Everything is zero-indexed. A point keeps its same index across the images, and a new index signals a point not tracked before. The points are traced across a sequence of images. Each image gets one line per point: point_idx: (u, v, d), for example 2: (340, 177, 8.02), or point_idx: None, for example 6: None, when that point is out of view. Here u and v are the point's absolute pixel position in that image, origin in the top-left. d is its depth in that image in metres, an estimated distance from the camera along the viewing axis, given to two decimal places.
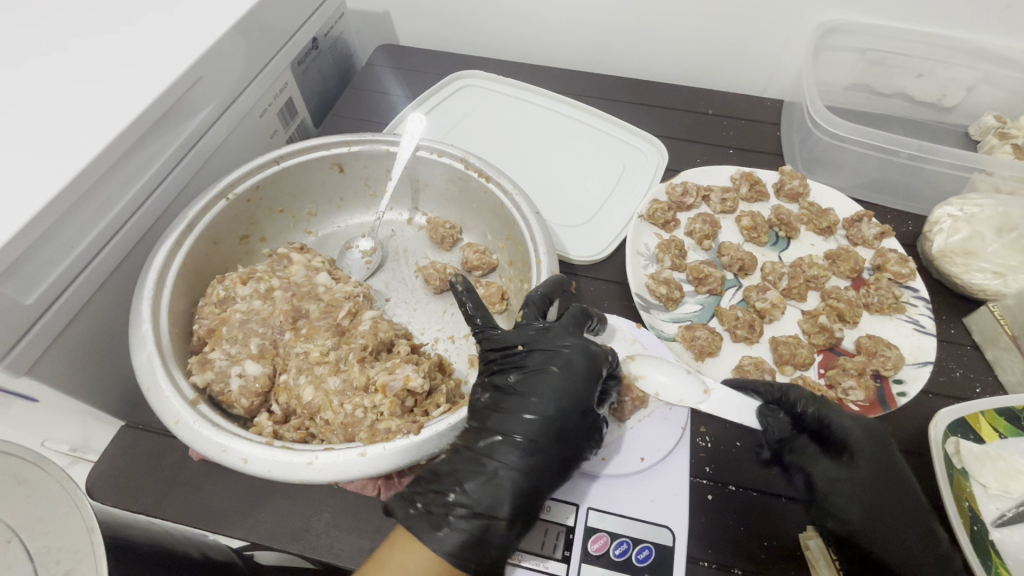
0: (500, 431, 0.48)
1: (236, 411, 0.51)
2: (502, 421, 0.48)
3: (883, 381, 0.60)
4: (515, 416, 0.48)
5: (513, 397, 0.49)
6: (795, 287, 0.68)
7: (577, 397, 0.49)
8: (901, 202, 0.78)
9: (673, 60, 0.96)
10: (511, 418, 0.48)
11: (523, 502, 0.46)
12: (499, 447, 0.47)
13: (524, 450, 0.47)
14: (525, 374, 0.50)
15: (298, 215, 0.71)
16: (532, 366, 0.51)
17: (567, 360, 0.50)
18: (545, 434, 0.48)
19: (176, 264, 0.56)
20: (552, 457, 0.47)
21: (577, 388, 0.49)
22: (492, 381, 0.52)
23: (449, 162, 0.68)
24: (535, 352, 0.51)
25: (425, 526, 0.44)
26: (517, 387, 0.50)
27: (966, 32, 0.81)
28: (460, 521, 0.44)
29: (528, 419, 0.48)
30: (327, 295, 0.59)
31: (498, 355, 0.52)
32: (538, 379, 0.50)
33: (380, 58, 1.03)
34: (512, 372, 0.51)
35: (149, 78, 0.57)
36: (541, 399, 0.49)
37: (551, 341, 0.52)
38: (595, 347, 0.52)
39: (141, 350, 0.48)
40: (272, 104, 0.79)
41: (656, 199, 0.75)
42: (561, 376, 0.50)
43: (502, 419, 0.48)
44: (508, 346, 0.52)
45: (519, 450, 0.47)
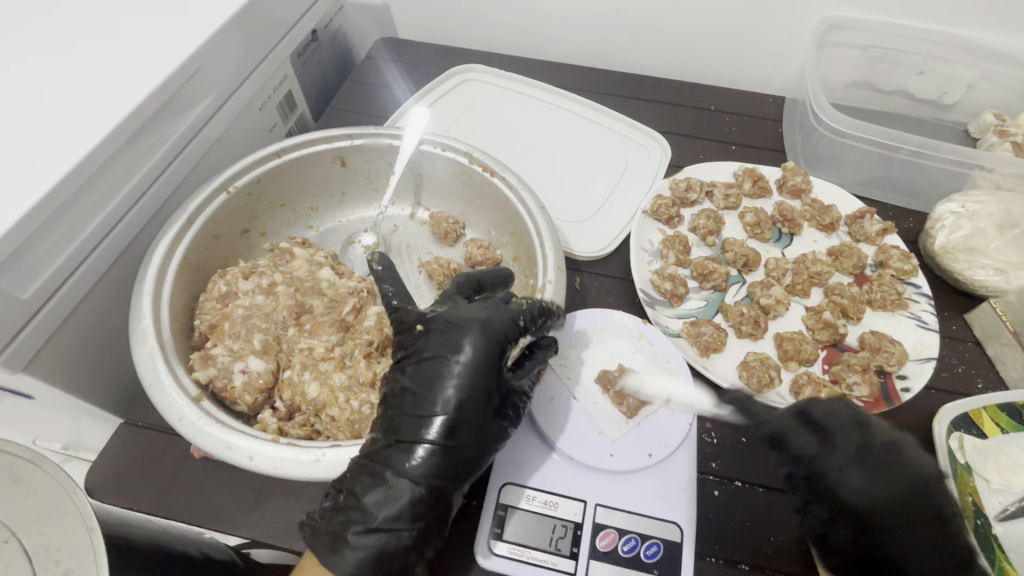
0: (400, 435, 0.44)
1: (239, 408, 0.50)
2: (404, 423, 0.44)
3: (887, 376, 0.61)
4: (410, 412, 0.44)
5: (411, 395, 0.45)
6: (798, 283, 0.68)
7: (477, 380, 0.44)
8: (903, 199, 0.78)
9: (675, 56, 0.95)
10: (407, 415, 0.44)
11: (424, 507, 0.43)
12: (396, 452, 0.43)
13: (422, 453, 0.43)
14: (420, 364, 0.46)
15: (299, 209, 0.70)
16: (428, 353, 0.46)
17: (462, 341, 0.45)
18: (444, 429, 0.43)
19: (176, 258, 0.55)
20: (452, 452, 0.43)
21: (475, 370, 0.45)
22: (394, 373, 0.47)
23: (452, 156, 0.67)
24: (430, 337, 0.47)
25: (326, 547, 0.42)
26: (414, 380, 0.46)
27: (966, 30, 0.81)
28: (358, 540, 0.42)
29: (428, 419, 0.43)
30: (331, 290, 0.58)
31: (404, 343, 0.49)
32: (435, 367, 0.45)
33: (380, 51, 1.02)
34: (410, 364, 0.47)
35: (146, 69, 0.56)
36: (436, 390, 0.44)
37: (448, 321, 0.47)
38: (493, 319, 0.47)
39: (142, 345, 0.47)
40: (271, 97, 0.77)
41: (659, 195, 0.75)
42: (460, 360, 0.45)
43: (402, 420, 0.44)
44: (410, 334, 0.49)
45: (416, 454, 0.43)
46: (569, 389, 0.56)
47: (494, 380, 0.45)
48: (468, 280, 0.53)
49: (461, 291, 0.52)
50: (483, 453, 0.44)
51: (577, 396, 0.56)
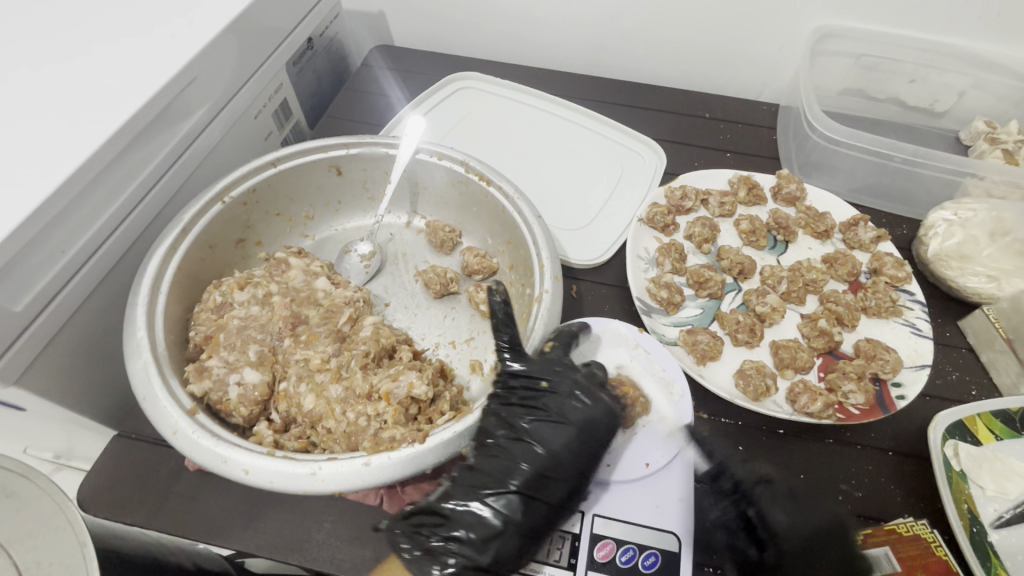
0: (514, 488, 0.48)
1: (234, 420, 0.50)
2: (516, 477, 0.48)
3: (882, 384, 0.61)
4: (528, 466, 0.48)
5: (529, 448, 0.49)
6: (794, 290, 0.68)
7: (591, 450, 0.50)
8: (896, 206, 0.78)
9: (670, 64, 0.96)
10: (523, 468, 0.48)
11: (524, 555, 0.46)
12: (508, 504, 0.47)
13: (521, 503, 0.47)
14: (545, 421, 0.50)
15: (295, 218, 0.70)
16: (553, 412, 0.51)
17: (587, 409, 0.51)
18: (543, 484, 0.48)
19: (170, 269, 0.54)
20: (548, 508, 0.48)
21: (592, 440, 0.50)
22: (506, 421, 0.51)
23: (448, 165, 0.67)
24: (552, 396, 0.52)
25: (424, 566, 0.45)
26: (532, 432, 0.50)
27: (957, 38, 0.82)
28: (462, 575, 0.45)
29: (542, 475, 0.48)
30: (327, 300, 0.58)
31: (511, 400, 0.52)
32: (555, 427, 0.50)
33: (376, 59, 1.02)
34: (528, 417, 0.51)
35: (141, 79, 0.55)
36: (554, 450, 0.49)
37: (572, 387, 0.52)
38: (614, 399, 0.53)
39: (136, 358, 0.47)
40: (267, 106, 0.77)
41: (655, 203, 0.75)
42: (578, 425, 0.50)
43: (517, 472, 0.48)
44: (531, 387, 0.52)
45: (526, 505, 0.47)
46: None
47: (603, 449, 0.50)
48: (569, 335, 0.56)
49: (563, 343, 0.55)
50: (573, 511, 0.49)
51: None
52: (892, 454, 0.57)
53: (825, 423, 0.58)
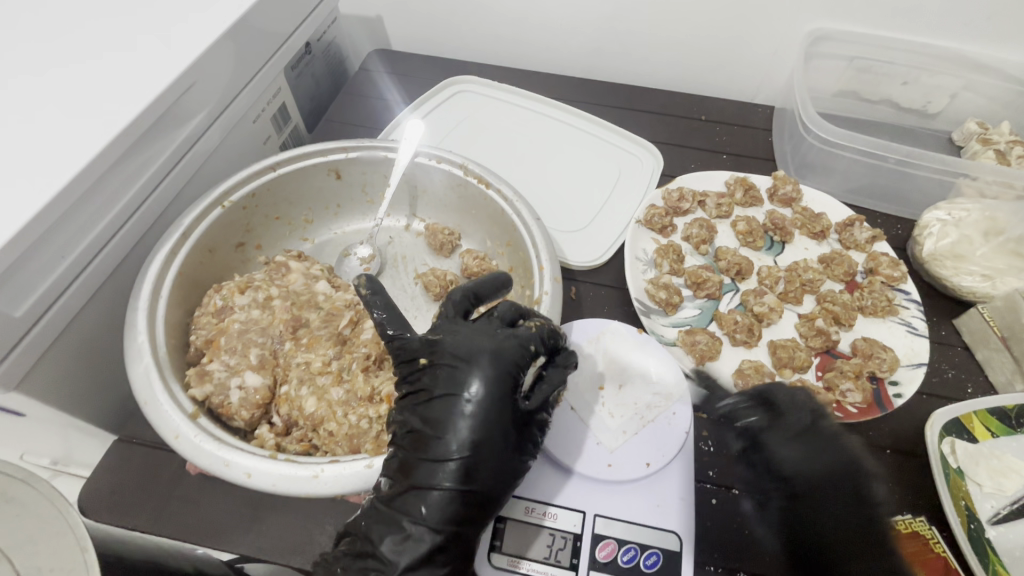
0: (414, 479, 0.42)
1: (235, 424, 0.50)
2: (416, 466, 0.43)
3: (879, 382, 0.61)
4: (429, 457, 0.43)
5: (420, 433, 0.44)
6: (790, 291, 0.69)
7: (489, 417, 0.43)
8: (890, 206, 0.79)
9: (666, 66, 0.97)
10: (427, 461, 0.43)
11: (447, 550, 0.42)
12: (413, 498, 0.42)
13: (439, 499, 0.42)
14: (430, 404, 0.44)
15: (294, 222, 0.70)
16: (435, 390, 0.45)
17: (470, 377, 0.44)
18: (463, 474, 0.42)
19: (171, 273, 0.54)
20: (473, 495, 0.42)
21: (489, 408, 0.43)
22: (403, 412, 0.46)
23: (447, 168, 0.67)
24: (441, 373, 0.45)
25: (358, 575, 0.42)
26: (426, 419, 0.44)
27: (948, 41, 0.83)
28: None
29: (443, 463, 0.42)
30: (327, 303, 0.58)
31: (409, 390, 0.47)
32: (443, 406, 0.44)
33: (373, 63, 1.02)
34: (420, 402, 0.45)
35: (140, 84, 0.56)
36: (447, 429, 0.43)
37: (463, 356, 0.45)
38: (505, 349, 0.46)
39: (138, 362, 0.47)
40: (265, 110, 0.78)
41: (652, 204, 0.75)
42: (471, 401, 0.43)
43: (415, 462, 0.43)
44: (411, 369, 0.47)
45: (430, 499, 0.42)
46: (565, 399, 0.56)
47: (506, 415, 0.44)
48: (466, 295, 0.51)
49: (452, 306, 0.50)
50: (502, 491, 0.43)
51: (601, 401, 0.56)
52: (890, 453, 0.57)
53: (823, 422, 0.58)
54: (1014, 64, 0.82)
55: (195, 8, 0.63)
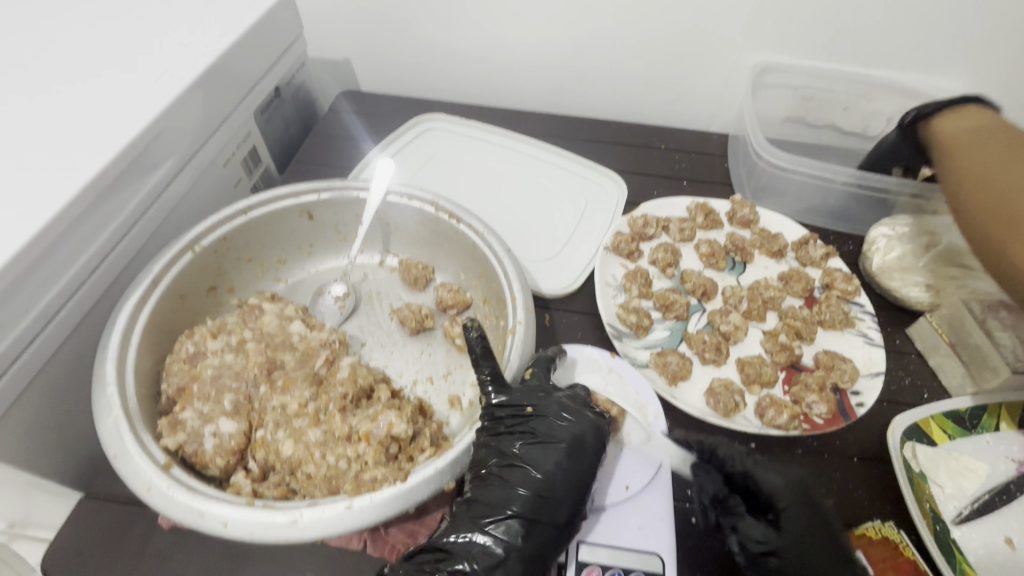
0: (501, 510, 0.46)
1: (210, 473, 0.49)
2: (499, 497, 0.47)
3: (842, 393, 0.64)
4: (520, 492, 0.47)
5: (518, 469, 0.48)
6: (753, 309, 0.72)
7: (582, 468, 0.49)
8: (841, 224, 0.84)
9: (625, 100, 1.02)
10: (516, 494, 0.47)
11: None
12: (499, 526, 0.45)
13: (521, 528, 0.46)
14: (540, 447, 0.49)
15: (267, 263, 0.70)
16: (541, 435, 0.50)
17: (573, 428, 0.50)
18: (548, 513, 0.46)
19: (141, 321, 0.54)
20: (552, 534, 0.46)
21: (591, 463, 0.50)
22: (496, 449, 0.50)
23: (419, 206, 0.69)
24: (557, 427, 0.51)
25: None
26: (527, 458, 0.49)
27: (880, 70, 0.90)
28: None
29: (530, 500, 0.47)
30: (302, 343, 0.58)
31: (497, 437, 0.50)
32: (546, 449, 0.49)
33: (342, 104, 1.05)
34: (526, 443, 0.49)
35: (108, 135, 0.57)
36: (547, 472, 0.48)
37: (578, 415, 0.52)
38: (599, 418, 0.53)
39: (106, 416, 0.46)
40: (236, 154, 0.79)
41: (619, 231, 0.78)
42: (568, 447, 0.49)
43: (503, 494, 0.47)
44: (518, 415, 0.51)
45: (512, 527, 0.45)
46: None
47: (590, 469, 0.49)
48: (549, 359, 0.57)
49: (543, 368, 0.56)
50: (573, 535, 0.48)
51: None
52: (857, 460, 0.59)
53: (794, 434, 0.60)
54: (942, 89, 0.89)
55: (167, 60, 0.66)
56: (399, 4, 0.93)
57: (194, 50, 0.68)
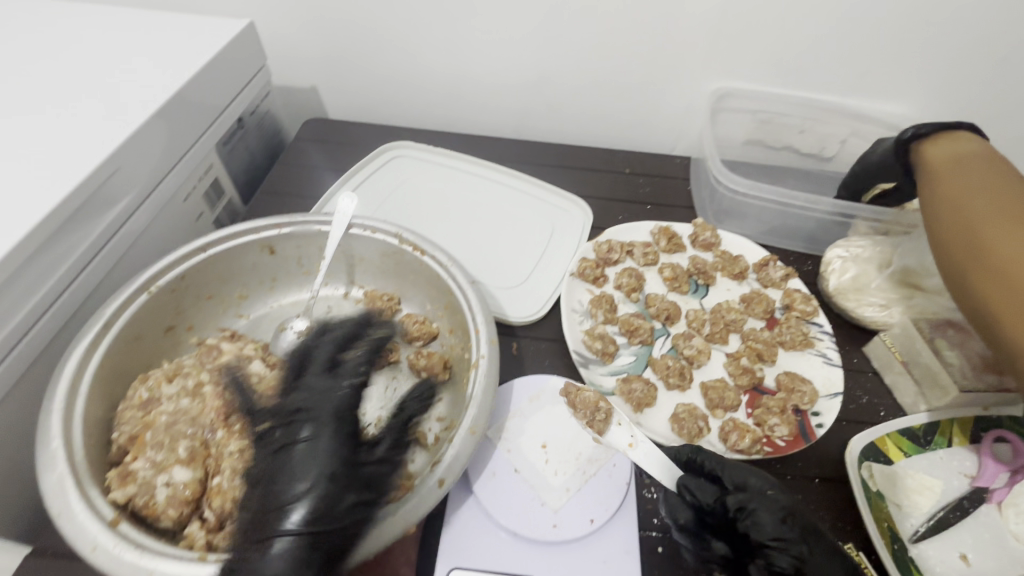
0: (277, 489, 0.45)
1: (163, 525, 0.47)
2: (279, 477, 0.46)
3: (803, 415, 0.65)
4: (298, 472, 0.46)
5: (283, 455, 0.47)
6: (716, 332, 0.73)
7: (320, 448, 0.47)
8: (800, 244, 0.87)
9: (591, 125, 1.04)
10: (295, 474, 0.46)
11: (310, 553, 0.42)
12: (277, 503, 0.44)
13: (299, 501, 0.44)
14: (312, 426, 0.49)
15: (228, 299, 0.69)
16: (296, 423, 0.49)
17: (312, 418, 0.49)
18: (332, 480, 0.45)
19: (92, 366, 0.53)
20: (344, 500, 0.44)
21: (337, 433, 0.48)
22: (260, 449, 0.49)
23: (383, 238, 0.69)
24: (315, 406, 0.51)
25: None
26: (290, 445, 0.48)
27: (833, 96, 0.94)
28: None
29: (303, 473, 0.45)
30: (262, 384, 0.56)
31: (267, 433, 0.50)
32: (320, 429, 0.49)
33: (309, 131, 1.04)
34: (291, 429, 0.49)
35: (56, 177, 0.56)
36: (315, 449, 0.47)
37: (324, 396, 0.52)
38: (342, 404, 0.51)
39: (51, 470, 0.44)
40: (197, 186, 0.78)
41: (584, 257, 0.79)
42: (305, 434, 0.48)
43: (278, 477, 0.46)
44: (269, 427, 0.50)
45: (294, 502, 0.44)
46: (509, 462, 0.57)
47: (321, 449, 0.47)
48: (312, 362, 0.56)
49: (321, 366, 0.55)
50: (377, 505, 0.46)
51: (552, 464, 0.57)
52: (818, 482, 0.61)
53: (755, 458, 0.61)
54: (890, 113, 0.93)
55: (127, 95, 0.66)
56: (363, 34, 0.94)
57: (149, 85, 0.68)
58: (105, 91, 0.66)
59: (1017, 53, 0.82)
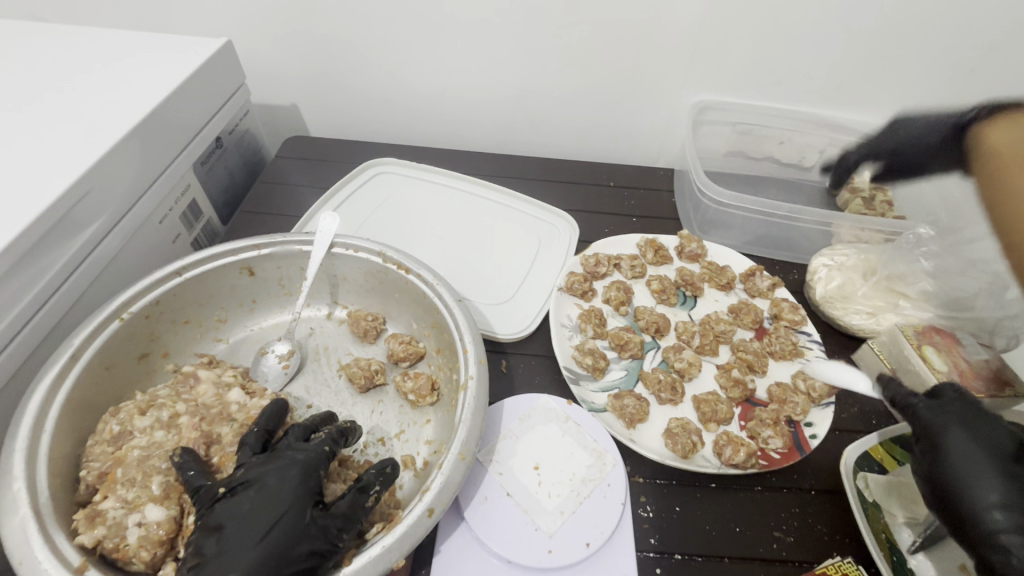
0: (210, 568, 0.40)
1: (134, 568, 0.44)
2: (213, 556, 0.41)
3: (796, 425, 0.65)
4: (233, 547, 0.41)
5: (221, 527, 0.43)
6: (706, 344, 0.72)
7: (264, 513, 0.43)
8: (784, 253, 0.87)
9: (574, 138, 1.04)
10: (230, 549, 0.41)
11: None
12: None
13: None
14: (257, 492, 0.45)
15: (206, 323, 0.67)
16: (235, 491, 0.45)
17: (252, 483, 0.45)
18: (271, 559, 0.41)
19: (59, 402, 0.50)
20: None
21: (283, 497, 0.44)
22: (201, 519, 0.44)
23: (366, 257, 0.67)
24: (268, 469, 0.47)
25: None
26: (228, 514, 0.44)
27: (810, 107, 0.95)
28: None
29: (238, 552, 0.41)
30: (241, 414, 0.54)
31: (208, 494, 0.46)
32: (257, 495, 0.44)
33: (289, 148, 1.02)
34: (236, 494, 0.45)
35: (21, 204, 0.53)
36: (253, 517, 0.43)
37: (282, 458, 0.47)
38: (288, 458, 0.47)
39: (12, 514, 0.42)
40: (174, 208, 0.76)
41: (572, 271, 0.79)
42: (246, 500, 0.44)
43: (213, 552, 0.41)
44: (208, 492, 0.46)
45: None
46: (501, 485, 0.55)
47: (267, 516, 0.43)
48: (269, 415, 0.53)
49: (269, 418, 0.52)
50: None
51: (546, 486, 0.55)
52: (814, 493, 0.60)
53: (751, 472, 0.60)
54: (866, 123, 0.95)
55: (105, 110, 0.65)
56: (344, 50, 0.93)
57: (124, 104, 0.66)
58: (81, 107, 0.65)
59: (986, 64, 0.84)
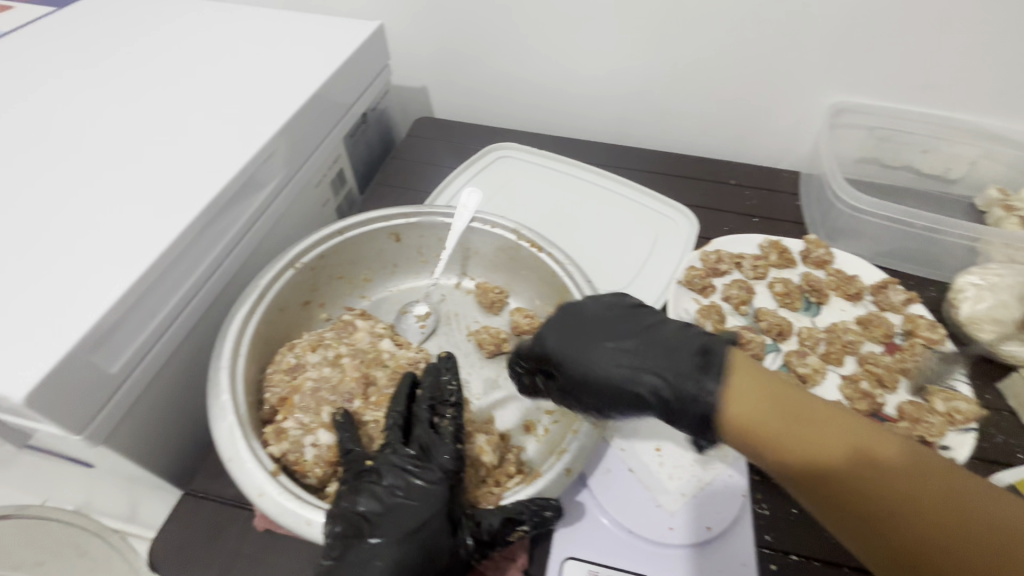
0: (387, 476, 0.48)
1: (308, 480, 0.51)
2: (387, 467, 0.48)
3: (929, 447, 0.62)
4: (401, 463, 0.49)
5: (393, 447, 0.50)
6: (833, 352, 0.71)
7: (428, 440, 0.50)
8: (922, 268, 0.82)
9: (694, 135, 1.03)
10: (399, 463, 0.49)
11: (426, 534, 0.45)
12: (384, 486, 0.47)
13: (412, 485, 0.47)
14: (418, 423, 0.52)
15: (354, 280, 0.74)
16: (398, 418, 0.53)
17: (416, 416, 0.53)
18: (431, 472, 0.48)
19: (249, 332, 0.58)
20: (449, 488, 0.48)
21: (442, 428, 0.52)
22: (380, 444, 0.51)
23: (501, 233, 0.71)
24: (421, 403, 0.54)
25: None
26: (396, 438, 0.51)
27: (964, 114, 0.88)
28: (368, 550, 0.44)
29: (408, 466, 0.48)
30: (392, 361, 0.60)
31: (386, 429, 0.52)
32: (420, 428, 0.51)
33: (418, 128, 1.09)
34: (398, 424, 0.52)
35: (224, 162, 0.62)
36: (419, 442, 0.50)
37: (431, 395, 0.54)
38: (434, 396, 0.54)
39: (222, 420, 0.50)
40: (327, 175, 0.84)
41: (692, 266, 0.79)
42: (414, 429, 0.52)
43: (386, 464, 0.49)
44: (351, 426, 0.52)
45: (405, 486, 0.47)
46: (624, 460, 0.58)
47: (428, 439, 0.50)
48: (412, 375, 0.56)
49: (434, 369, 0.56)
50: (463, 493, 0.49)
51: (666, 468, 0.57)
52: None
53: None
54: None
55: (285, 81, 0.73)
56: (479, 35, 0.98)
57: (298, 79, 0.74)
58: (266, 77, 0.74)
59: None
